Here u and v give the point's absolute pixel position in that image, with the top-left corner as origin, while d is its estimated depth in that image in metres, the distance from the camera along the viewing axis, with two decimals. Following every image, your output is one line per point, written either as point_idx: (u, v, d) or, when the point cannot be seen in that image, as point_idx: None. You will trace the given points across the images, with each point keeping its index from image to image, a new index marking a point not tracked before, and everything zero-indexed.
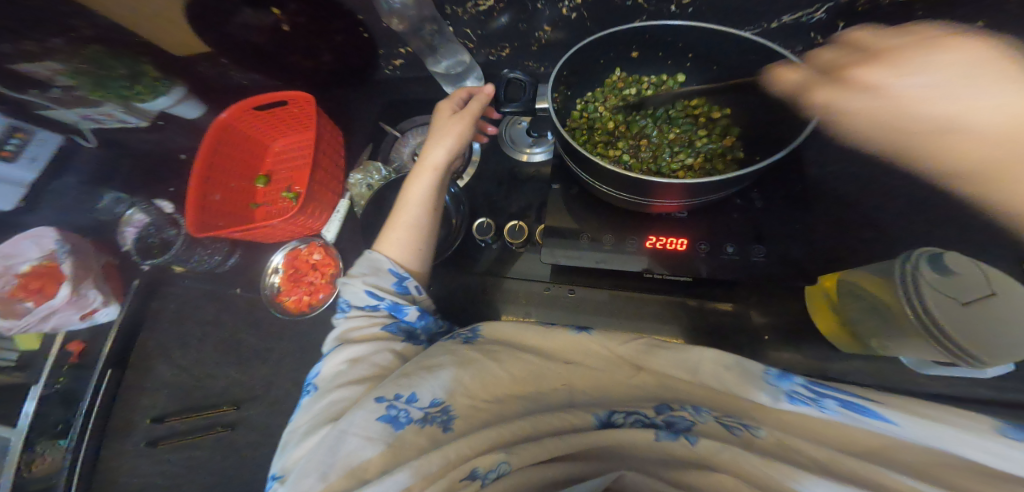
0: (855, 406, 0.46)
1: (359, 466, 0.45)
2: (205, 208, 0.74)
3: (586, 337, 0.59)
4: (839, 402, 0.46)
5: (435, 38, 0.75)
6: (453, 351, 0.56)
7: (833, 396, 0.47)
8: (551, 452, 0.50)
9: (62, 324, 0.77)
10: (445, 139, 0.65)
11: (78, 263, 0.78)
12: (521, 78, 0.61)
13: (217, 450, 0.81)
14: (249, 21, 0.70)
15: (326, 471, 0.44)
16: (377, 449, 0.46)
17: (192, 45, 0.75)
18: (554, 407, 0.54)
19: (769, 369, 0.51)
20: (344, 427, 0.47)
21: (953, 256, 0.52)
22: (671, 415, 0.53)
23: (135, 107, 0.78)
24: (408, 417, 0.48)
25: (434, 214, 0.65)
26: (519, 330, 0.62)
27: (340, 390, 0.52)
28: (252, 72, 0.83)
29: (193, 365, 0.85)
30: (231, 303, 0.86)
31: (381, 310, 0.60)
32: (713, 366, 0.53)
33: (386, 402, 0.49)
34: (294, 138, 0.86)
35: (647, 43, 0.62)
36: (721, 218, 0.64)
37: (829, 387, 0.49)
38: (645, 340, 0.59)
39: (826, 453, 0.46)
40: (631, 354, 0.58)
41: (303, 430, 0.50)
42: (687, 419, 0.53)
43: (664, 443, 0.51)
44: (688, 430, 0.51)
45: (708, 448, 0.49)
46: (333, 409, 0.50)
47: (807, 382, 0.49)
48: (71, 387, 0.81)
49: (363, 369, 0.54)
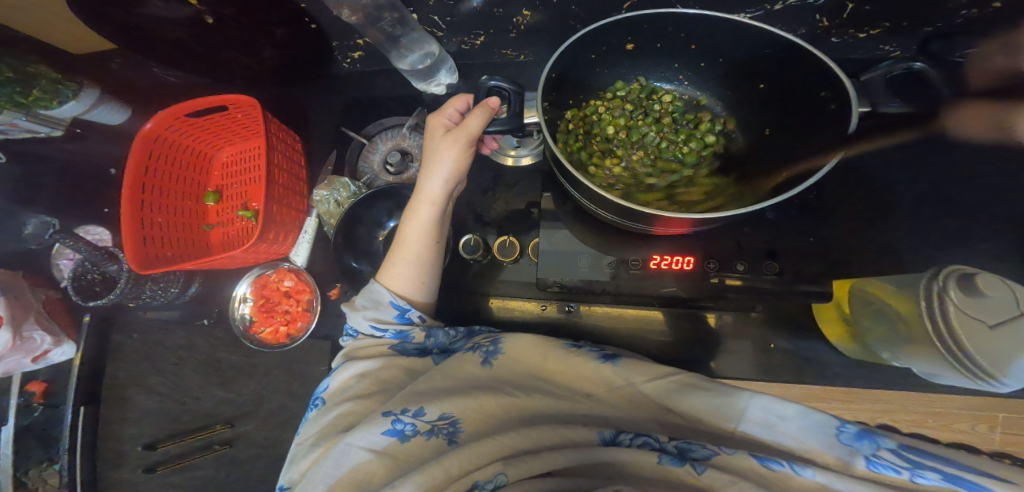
0: (957, 480, 0.39)
1: (363, 479, 0.39)
2: (145, 238, 0.64)
3: (610, 368, 0.49)
4: (940, 477, 0.39)
5: (397, 28, 0.66)
6: (461, 364, 0.48)
7: (930, 469, 0.40)
8: (552, 465, 0.40)
9: (14, 368, 0.68)
10: (439, 164, 0.53)
11: (13, 302, 0.67)
12: (504, 87, 0.52)
13: (220, 468, 0.76)
14: (161, 13, 0.59)
15: (329, 483, 0.39)
16: (382, 460, 0.40)
17: (96, 44, 0.63)
18: (566, 416, 0.46)
19: (843, 424, 0.43)
20: (348, 439, 0.41)
21: (986, 277, 0.47)
22: (684, 441, 0.43)
23: (39, 114, 0.64)
24: (413, 430, 0.41)
25: (436, 247, 0.55)
26: (539, 347, 0.52)
27: (345, 404, 0.46)
28: (177, 68, 0.72)
29: (174, 390, 0.78)
30: (201, 329, 0.79)
31: (388, 340, 0.52)
32: (765, 414, 0.45)
33: (392, 416, 0.42)
34: (240, 146, 0.76)
35: (643, 34, 0.52)
36: (727, 232, 0.59)
37: (924, 460, 0.41)
38: (676, 376, 0.49)
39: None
40: (658, 392, 0.48)
41: (311, 442, 0.45)
42: (708, 449, 0.42)
43: (668, 469, 0.41)
44: (702, 461, 0.41)
45: (715, 479, 0.39)
46: (341, 424, 0.44)
47: (894, 447, 0.42)
48: (47, 422, 0.72)
49: (368, 384, 0.47)
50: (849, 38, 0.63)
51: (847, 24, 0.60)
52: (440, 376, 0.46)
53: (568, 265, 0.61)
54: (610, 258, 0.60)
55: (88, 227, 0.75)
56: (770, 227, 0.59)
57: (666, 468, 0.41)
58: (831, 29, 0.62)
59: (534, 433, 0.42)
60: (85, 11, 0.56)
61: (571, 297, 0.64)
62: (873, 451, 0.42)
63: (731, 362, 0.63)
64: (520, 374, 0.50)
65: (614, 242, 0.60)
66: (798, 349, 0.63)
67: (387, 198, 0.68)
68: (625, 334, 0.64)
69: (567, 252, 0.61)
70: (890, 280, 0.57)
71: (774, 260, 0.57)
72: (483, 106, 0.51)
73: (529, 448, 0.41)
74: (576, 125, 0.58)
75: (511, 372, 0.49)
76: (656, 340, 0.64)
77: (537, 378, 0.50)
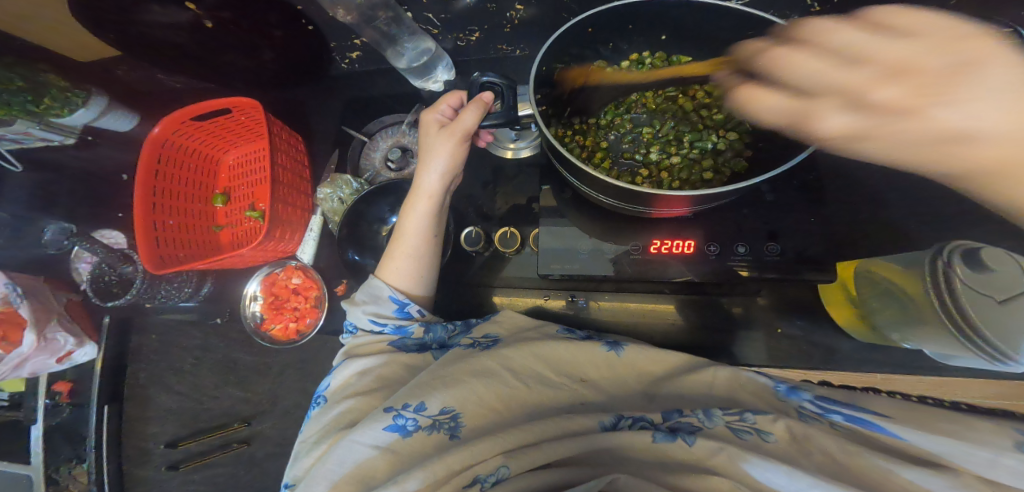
0: (858, 419, 0.41)
1: (365, 473, 0.40)
2: (158, 240, 0.66)
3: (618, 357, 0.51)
4: (845, 416, 0.42)
5: (393, 27, 0.67)
6: (465, 359, 0.48)
7: (840, 410, 0.43)
8: (552, 456, 0.39)
9: (40, 369, 0.71)
10: (435, 161, 0.54)
11: (36, 305, 0.70)
12: (496, 81, 0.53)
13: (240, 465, 0.78)
14: (160, 19, 0.60)
15: (331, 480, 0.40)
16: (383, 455, 0.41)
17: (101, 50, 0.65)
18: (566, 406, 0.46)
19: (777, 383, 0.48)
20: (353, 436, 0.42)
21: (991, 252, 0.47)
22: (678, 420, 0.42)
23: (51, 122, 0.67)
24: (415, 425, 0.42)
25: (436, 241, 0.56)
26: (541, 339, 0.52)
27: (346, 401, 0.47)
28: (180, 73, 0.73)
29: (193, 390, 0.80)
30: (215, 329, 0.81)
31: (388, 339, 0.53)
32: (730, 377, 0.49)
33: (394, 411, 0.43)
34: (245, 149, 0.78)
35: (650, 19, 0.52)
36: (727, 216, 0.59)
37: (842, 405, 0.44)
38: (679, 359, 0.53)
39: (827, 443, 0.39)
40: (654, 372, 0.51)
41: (312, 439, 0.46)
42: (694, 423, 0.42)
43: (661, 447, 0.40)
44: (691, 433, 0.41)
45: (704, 449, 0.39)
46: (343, 420, 0.46)
47: (814, 397, 0.45)
48: (73, 421, 0.75)
49: (369, 381, 0.48)
50: None
51: None
52: (443, 368, 0.47)
53: (569, 253, 0.61)
54: (611, 246, 0.60)
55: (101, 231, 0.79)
56: (767, 209, 0.59)
57: (660, 446, 0.40)
58: None
59: (536, 427, 0.41)
60: (86, 16, 0.57)
61: (574, 288, 0.65)
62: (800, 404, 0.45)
63: (736, 348, 0.64)
64: (528, 362, 0.49)
65: (614, 231, 0.61)
66: (804, 335, 0.63)
67: (390, 194, 0.70)
68: (632, 324, 0.65)
69: (568, 242, 0.62)
70: (890, 257, 0.57)
71: (775, 242, 0.57)
72: (478, 101, 0.52)
73: (531, 440, 0.40)
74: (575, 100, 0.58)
75: (513, 359, 0.49)
76: (660, 328, 0.65)
77: (542, 362, 0.50)
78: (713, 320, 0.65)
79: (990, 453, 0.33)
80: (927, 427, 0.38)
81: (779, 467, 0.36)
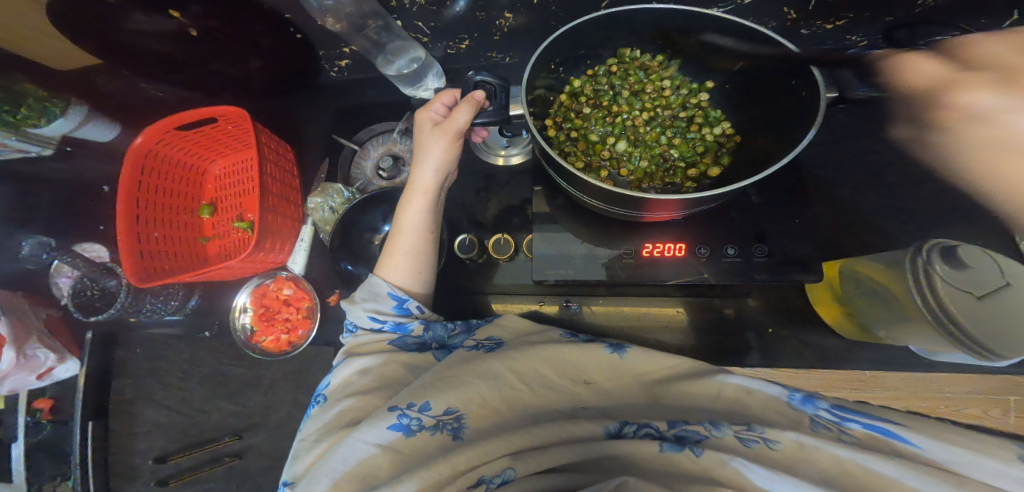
0: (889, 432, 0.40)
1: (368, 472, 0.39)
2: (139, 251, 0.64)
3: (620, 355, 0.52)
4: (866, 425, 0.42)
5: (383, 35, 0.67)
6: (472, 361, 0.49)
7: (856, 420, 0.43)
8: (559, 461, 0.39)
9: (19, 386, 0.68)
10: (429, 157, 0.54)
11: (14, 321, 0.68)
12: (489, 81, 0.53)
13: (230, 480, 0.76)
14: (144, 27, 0.59)
15: (334, 478, 0.39)
16: (387, 454, 0.40)
17: (77, 60, 0.62)
18: (570, 409, 0.46)
19: (791, 392, 0.47)
20: (356, 434, 0.41)
21: (967, 248, 0.48)
22: (681, 428, 0.42)
23: (28, 132, 0.65)
24: (419, 424, 0.42)
25: (433, 237, 0.56)
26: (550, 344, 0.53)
27: (347, 399, 0.46)
28: (164, 82, 0.72)
29: (182, 405, 0.77)
30: (203, 343, 0.79)
31: (387, 332, 0.53)
32: (737, 389, 0.48)
33: (398, 410, 0.42)
34: (234, 159, 0.77)
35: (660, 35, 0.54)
36: (717, 218, 0.60)
37: (855, 413, 0.44)
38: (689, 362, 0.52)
39: (836, 461, 0.37)
40: (654, 382, 0.50)
41: (313, 438, 0.45)
42: (700, 432, 0.41)
43: (670, 456, 0.40)
44: (698, 443, 0.40)
45: (711, 460, 0.39)
46: (343, 418, 0.45)
47: (830, 406, 0.45)
48: (57, 439, 0.73)
49: (371, 380, 0.48)
50: (818, 31, 0.64)
51: (813, 17, 0.61)
52: (450, 369, 0.47)
53: (565, 258, 0.61)
54: (605, 250, 0.61)
55: (86, 244, 0.77)
56: (756, 212, 0.60)
57: (668, 456, 0.40)
58: (801, 21, 0.63)
59: (542, 430, 0.41)
60: (65, 24, 0.55)
61: (568, 293, 0.66)
62: (815, 412, 0.45)
63: (731, 348, 0.65)
64: (530, 365, 0.49)
65: (608, 234, 0.61)
66: (796, 334, 0.64)
67: (381, 202, 0.69)
68: (626, 327, 0.66)
69: (563, 249, 0.62)
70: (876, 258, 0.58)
71: (764, 243, 0.58)
72: (469, 99, 0.51)
73: (536, 442, 0.41)
74: (575, 108, 0.58)
75: (520, 361, 0.49)
76: (654, 330, 0.66)
77: (545, 362, 0.50)
78: (708, 321, 0.66)
79: (1000, 465, 0.35)
80: (939, 437, 0.39)
81: (784, 476, 0.36)
